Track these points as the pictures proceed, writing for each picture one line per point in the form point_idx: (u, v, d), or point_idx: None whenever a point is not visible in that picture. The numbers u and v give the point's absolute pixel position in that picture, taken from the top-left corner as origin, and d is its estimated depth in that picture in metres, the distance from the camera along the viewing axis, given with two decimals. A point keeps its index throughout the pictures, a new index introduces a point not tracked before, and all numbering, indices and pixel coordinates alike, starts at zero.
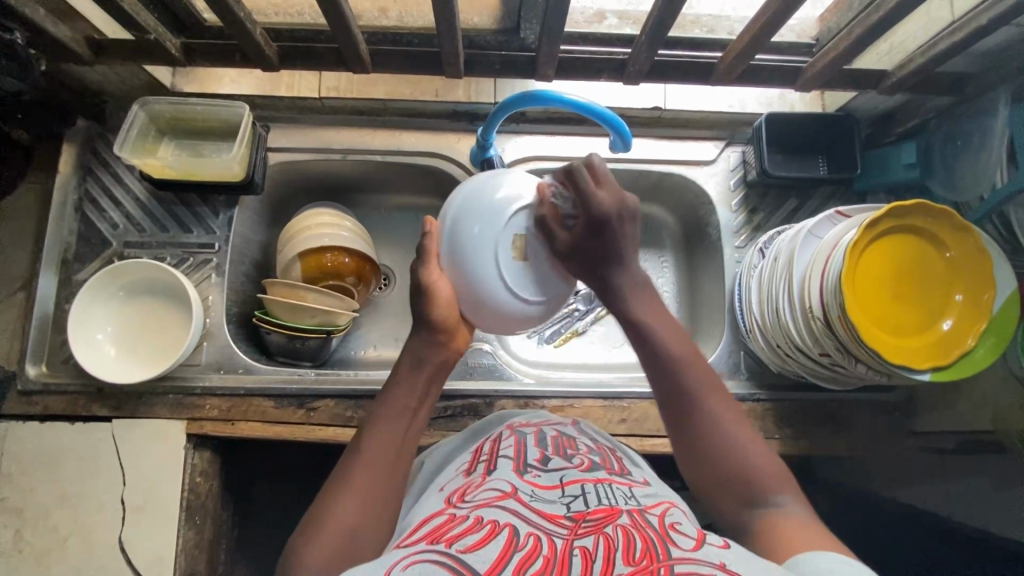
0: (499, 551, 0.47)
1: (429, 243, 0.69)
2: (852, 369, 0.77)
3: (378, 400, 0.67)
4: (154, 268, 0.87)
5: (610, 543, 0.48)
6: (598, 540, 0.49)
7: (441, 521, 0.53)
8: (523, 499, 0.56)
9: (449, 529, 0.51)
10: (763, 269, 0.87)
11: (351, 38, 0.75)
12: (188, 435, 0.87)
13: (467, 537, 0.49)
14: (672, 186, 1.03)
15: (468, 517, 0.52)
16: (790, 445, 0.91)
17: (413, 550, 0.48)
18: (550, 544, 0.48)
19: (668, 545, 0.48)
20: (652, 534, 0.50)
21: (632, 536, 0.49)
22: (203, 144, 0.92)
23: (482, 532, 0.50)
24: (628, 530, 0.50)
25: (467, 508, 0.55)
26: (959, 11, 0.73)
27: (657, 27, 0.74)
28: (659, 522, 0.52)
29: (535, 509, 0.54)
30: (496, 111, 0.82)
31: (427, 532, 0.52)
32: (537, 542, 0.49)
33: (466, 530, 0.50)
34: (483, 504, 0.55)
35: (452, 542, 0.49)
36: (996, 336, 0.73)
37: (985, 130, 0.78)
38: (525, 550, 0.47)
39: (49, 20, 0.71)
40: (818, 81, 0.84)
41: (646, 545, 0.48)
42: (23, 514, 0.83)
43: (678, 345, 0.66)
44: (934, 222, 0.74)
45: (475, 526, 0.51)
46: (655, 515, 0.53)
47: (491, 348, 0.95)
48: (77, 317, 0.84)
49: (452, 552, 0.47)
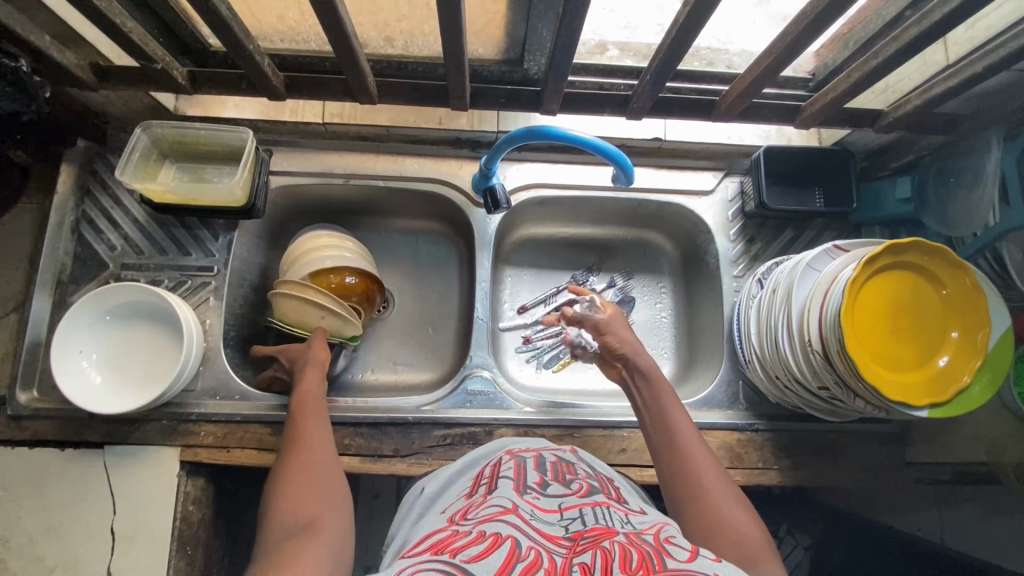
0: (502, 561, 0.47)
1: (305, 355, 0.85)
2: (849, 404, 0.78)
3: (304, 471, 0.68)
4: (101, 299, 0.84)
5: (607, 555, 0.48)
6: (596, 555, 0.48)
7: (444, 535, 0.53)
8: (523, 516, 0.55)
9: (452, 541, 0.51)
10: (762, 300, 0.89)
11: (359, 70, 0.76)
12: (181, 462, 0.85)
13: (470, 547, 0.49)
14: (671, 214, 1.04)
15: (471, 531, 0.52)
16: (787, 475, 0.92)
17: (418, 560, 0.48)
18: (551, 559, 0.48)
19: (664, 557, 0.48)
20: (648, 548, 0.50)
21: (629, 549, 0.49)
22: (205, 168, 0.91)
23: (485, 543, 0.50)
24: (625, 545, 0.50)
25: (469, 524, 0.54)
26: (954, 56, 0.75)
27: (663, 66, 0.75)
28: (655, 538, 0.52)
29: (535, 527, 0.54)
30: (500, 144, 0.83)
31: (431, 543, 0.52)
32: (538, 555, 0.49)
33: (470, 541, 0.50)
34: (485, 520, 0.54)
35: (456, 553, 0.49)
36: (991, 373, 0.74)
37: (978, 169, 0.80)
38: (528, 560, 0.47)
39: (55, 47, 0.71)
40: (816, 119, 0.86)
41: (641, 557, 0.48)
42: (8, 543, 0.81)
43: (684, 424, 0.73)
44: (931, 260, 0.75)
45: (478, 538, 0.51)
46: (650, 534, 0.53)
47: (491, 375, 0.94)
48: (70, 391, 0.80)
49: (456, 561, 0.47)
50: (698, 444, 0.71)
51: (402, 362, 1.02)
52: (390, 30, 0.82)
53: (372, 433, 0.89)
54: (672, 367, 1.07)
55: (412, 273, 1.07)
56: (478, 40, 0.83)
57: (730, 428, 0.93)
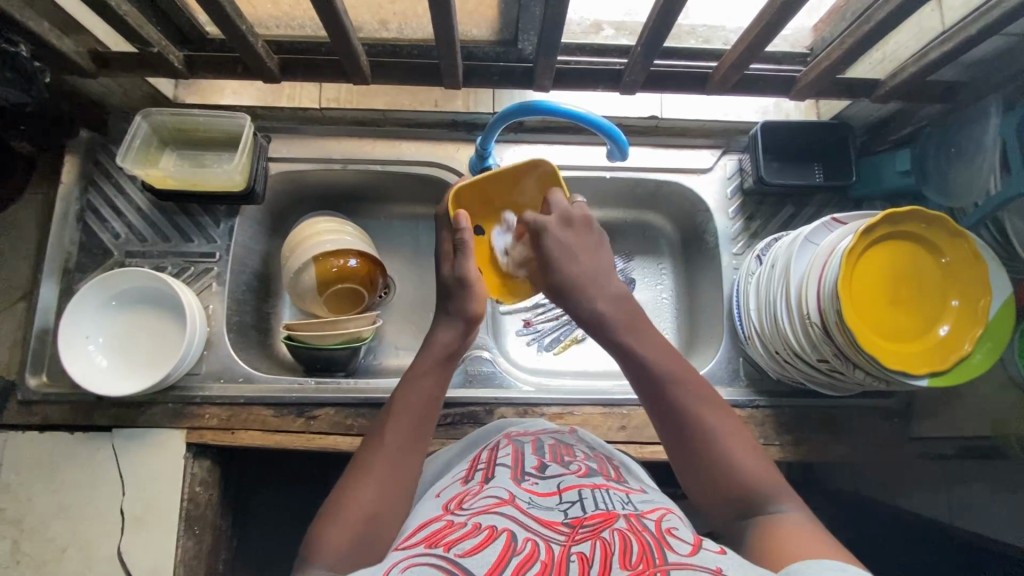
0: (497, 555, 0.47)
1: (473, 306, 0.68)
2: (850, 376, 0.77)
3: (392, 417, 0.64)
4: (106, 284, 0.85)
5: (607, 548, 0.47)
6: (595, 546, 0.48)
7: (439, 526, 0.52)
8: (521, 506, 0.55)
9: (446, 533, 0.51)
10: (761, 276, 0.88)
11: (352, 52, 0.77)
12: (187, 444, 0.87)
13: (465, 541, 0.49)
14: (670, 193, 1.04)
15: (467, 523, 0.52)
16: (790, 451, 0.91)
17: (411, 555, 0.48)
18: (547, 549, 0.48)
19: (665, 550, 0.47)
20: (649, 538, 0.49)
21: (630, 540, 0.48)
22: (204, 155, 0.93)
23: (481, 536, 0.49)
24: (624, 534, 0.49)
25: (465, 515, 0.54)
26: (949, 22, 0.75)
27: (653, 39, 0.75)
28: (656, 526, 0.52)
29: (533, 515, 0.53)
30: (494, 121, 0.83)
31: (425, 536, 0.51)
32: (535, 547, 0.48)
33: (464, 534, 0.50)
34: (481, 511, 0.54)
35: (450, 546, 0.48)
36: (993, 340, 0.74)
37: (979, 139, 0.79)
38: (523, 554, 0.47)
39: (54, 33, 0.73)
40: (812, 90, 0.85)
41: (642, 549, 0.47)
42: (21, 525, 0.83)
43: (667, 366, 0.65)
44: (929, 227, 0.75)
45: (473, 531, 0.50)
46: (652, 520, 0.53)
47: (490, 355, 0.96)
48: (77, 372, 0.82)
49: (451, 555, 0.47)
50: (683, 377, 0.64)
51: (403, 347, 1.03)
52: (383, 12, 0.83)
53: (375, 413, 0.89)
54: (673, 348, 1.07)
55: (412, 258, 1.07)
56: (471, 20, 0.84)
57: (732, 405, 0.93)
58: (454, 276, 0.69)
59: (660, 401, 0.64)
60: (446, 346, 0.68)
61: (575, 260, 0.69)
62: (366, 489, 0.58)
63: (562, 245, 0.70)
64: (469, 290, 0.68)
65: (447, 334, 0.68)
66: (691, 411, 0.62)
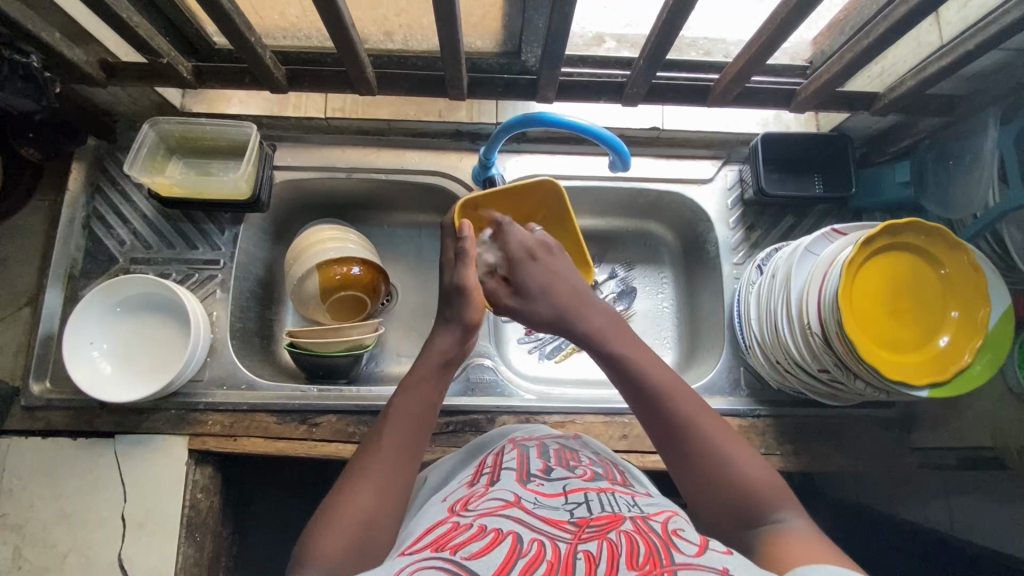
0: (503, 557, 0.47)
1: (472, 314, 0.70)
2: (851, 386, 0.78)
3: (388, 423, 0.64)
4: (112, 290, 0.86)
5: (614, 548, 0.47)
6: (602, 545, 0.48)
7: (445, 529, 0.53)
8: (526, 507, 0.55)
9: (452, 537, 0.51)
10: (762, 285, 0.88)
11: (359, 63, 0.78)
12: (190, 450, 0.87)
13: (471, 544, 0.49)
14: (671, 204, 1.05)
15: (471, 526, 0.52)
16: (791, 461, 0.92)
17: (418, 559, 0.48)
18: (554, 549, 0.48)
19: (672, 551, 0.48)
20: (655, 539, 0.49)
21: (636, 540, 0.49)
22: (210, 163, 0.94)
23: (486, 539, 0.50)
24: (631, 535, 0.50)
25: (470, 516, 0.54)
26: (947, 36, 0.76)
27: (655, 52, 0.76)
28: (662, 528, 0.52)
29: (539, 516, 0.54)
30: (497, 133, 0.84)
31: (431, 540, 0.51)
32: (541, 548, 0.49)
33: (470, 536, 0.50)
34: (486, 513, 0.54)
35: (456, 549, 0.48)
36: (994, 351, 0.74)
37: (975, 151, 0.79)
38: (529, 556, 0.47)
39: (64, 43, 0.73)
40: (812, 103, 0.86)
41: (649, 550, 0.47)
42: (23, 530, 0.83)
43: (660, 377, 0.66)
44: (927, 239, 0.75)
45: (479, 534, 0.51)
46: (658, 522, 0.53)
47: (492, 363, 0.97)
48: (81, 377, 0.82)
49: (457, 558, 0.47)
50: (678, 388, 0.65)
51: (405, 354, 1.03)
52: (389, 24, 0.84)
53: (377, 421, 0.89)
54: (674, 356, 1.07)
55: (415, 266, 1.08)
56: (475, 33, 0.85)
57: (733, 414, 0.94)
58: (454, 283, 0.70)
59: (654, 413, 0.64)
60: (442, 353, 0.69)
61: (563, 279, 0.73)
62: (362, 494, 0.59)
63: (548, 266, 0.73)
64: (469, 298, 0.70)
65: (446, 341, 0.69)
66: (685, 421, 0.63)
